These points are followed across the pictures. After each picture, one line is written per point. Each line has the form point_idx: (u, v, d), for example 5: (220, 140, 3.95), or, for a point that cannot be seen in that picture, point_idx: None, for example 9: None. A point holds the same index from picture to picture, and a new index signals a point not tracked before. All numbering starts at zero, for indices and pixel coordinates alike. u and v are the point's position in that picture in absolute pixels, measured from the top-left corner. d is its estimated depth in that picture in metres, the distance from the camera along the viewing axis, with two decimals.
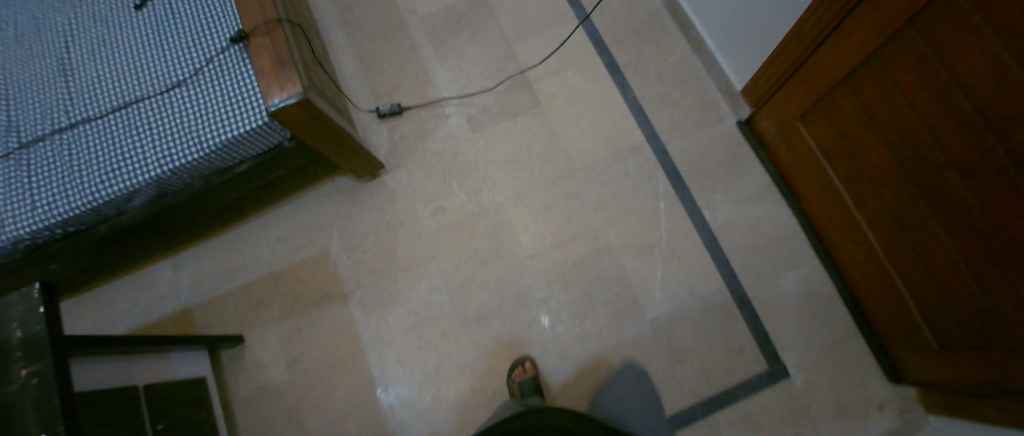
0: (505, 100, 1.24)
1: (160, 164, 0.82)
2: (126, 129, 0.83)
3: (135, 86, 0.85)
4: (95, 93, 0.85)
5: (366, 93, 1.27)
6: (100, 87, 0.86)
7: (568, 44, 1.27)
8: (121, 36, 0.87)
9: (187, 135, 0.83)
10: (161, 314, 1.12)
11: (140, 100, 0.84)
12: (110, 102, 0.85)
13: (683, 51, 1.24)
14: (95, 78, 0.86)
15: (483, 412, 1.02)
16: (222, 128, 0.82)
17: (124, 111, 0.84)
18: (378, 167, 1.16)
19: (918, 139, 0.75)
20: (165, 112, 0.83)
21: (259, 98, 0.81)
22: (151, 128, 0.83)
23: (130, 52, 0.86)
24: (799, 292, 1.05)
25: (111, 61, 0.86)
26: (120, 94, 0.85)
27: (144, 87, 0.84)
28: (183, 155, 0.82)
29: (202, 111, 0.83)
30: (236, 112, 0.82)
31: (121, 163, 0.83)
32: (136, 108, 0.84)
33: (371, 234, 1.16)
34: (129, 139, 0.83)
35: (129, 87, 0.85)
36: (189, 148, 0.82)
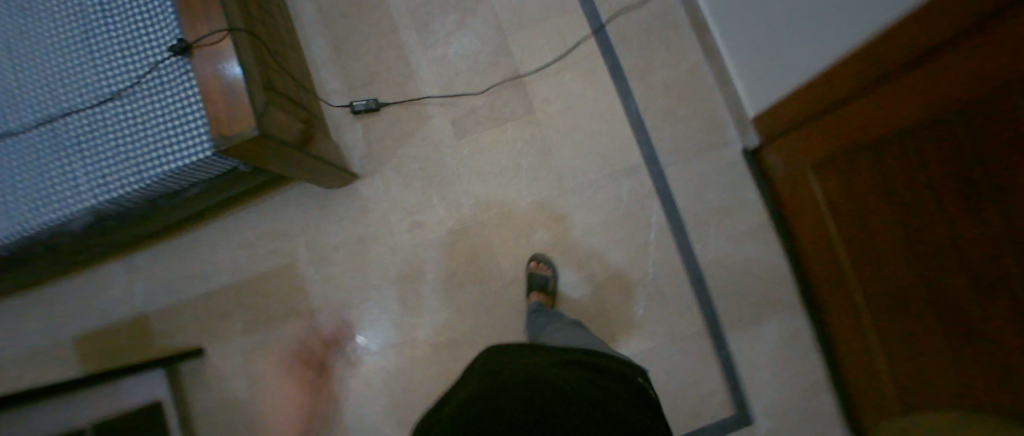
0: (495, 104, 1.11)
1: (94, 192, 0.72)
2: (52, 150, 0.71)
3: (56, 92, 0.71)
4: (12, 98, 0.72)
5: (339, 84, 1.12)
6: (16, 89, 0.72)
7: (570, 42, 1.13)
8: (36, 29, 0.72)
9: (125, 161, 0.71)
10: (113, 319, 1.05)
11: (64, 111, 0.71)
12: (29, 111, 0.71)
13: (696, 61, 1.10)
14: (11, 78, 0.72)
15: None
16: (163, 157, 0.70)
17: (46, 124, 0.71)
18: (350, 174, 1.06)
19: (928, 236, 0.67)
20: (95, 129, 0.71)
21: (203, 124, 0.69)
22: (79, 148, 0.71)
23: (47, 51, 0.71)
24: (779, 338, 1.04)
25: (26, 58, 0.72)
26: (40, 102, 0.71)
27: (66, 96, 0.70)
28: (120, 183, 0.71)
29: (140, 133, 0.70)
30: (178, 139, 0.69)
31: (49, 187, 0.72)
32: (59, 122, 0.71)
33: (342, 246, 1.07)
34: (56, 162, 0.71)
35: (49, 94, 0.71)
36: (128, 176, 0.71)
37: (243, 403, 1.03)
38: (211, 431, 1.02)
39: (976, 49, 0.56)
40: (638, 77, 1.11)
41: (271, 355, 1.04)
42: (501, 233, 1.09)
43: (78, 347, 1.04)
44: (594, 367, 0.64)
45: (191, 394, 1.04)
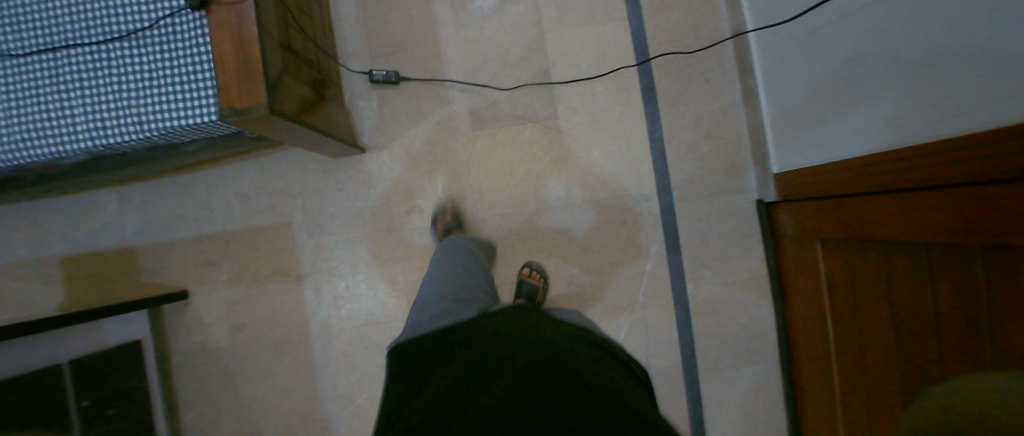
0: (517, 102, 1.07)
1: (89, 132, 0.68)
2: (49, 81, 0.67)
3: (57, 19, 0.66)
4: (10, 16, 0.67)
5: (360, 46, 1.05)
6: (17, 8, 0.67)
7: (609, 52, 1.07)
8: None
9: (125, 106, 0.68)
10: (102, 246, 1.05)
11: (65, 41, 0.66)
12: (28, 33, 0.67)
13: (733, 98, 1.06)
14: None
15: None
16: (166, 110, 0.67)
17: (45, 52, 0.67)
18: (359, 147, 1.03)
19: (920, 349, 0.65)
20: (96, 67, 0.67)
21: (211, 84, 0.65)
22: (78, 84, 0.67)
23: None
24: (749, 389, 1.06)
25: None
26: (38, 25, 0.66)
27: (69, 25, 0.66)
28: (116, 128, 0.68)
29: (143, 80, 0.67)
30: (184, 94, 0.66)
31: (43, 119, 0.68)
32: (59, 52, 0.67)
33: (339, 217, 1.06)
34: (53, 94, 0.68)
35: (50, 19, 0.66)
36: (126, 122, 0.68)
37: (220, 351, 1.05)
38: (186, 371, 1.05)
39: (990, 181, 0.56)
40: (670, 103, 1.06)
41: (251, 312, 1.05)
42: (500, 234, 1.08)
43: (66, 266, 1.05)
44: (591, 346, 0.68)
45: (169, 333, 1.05)
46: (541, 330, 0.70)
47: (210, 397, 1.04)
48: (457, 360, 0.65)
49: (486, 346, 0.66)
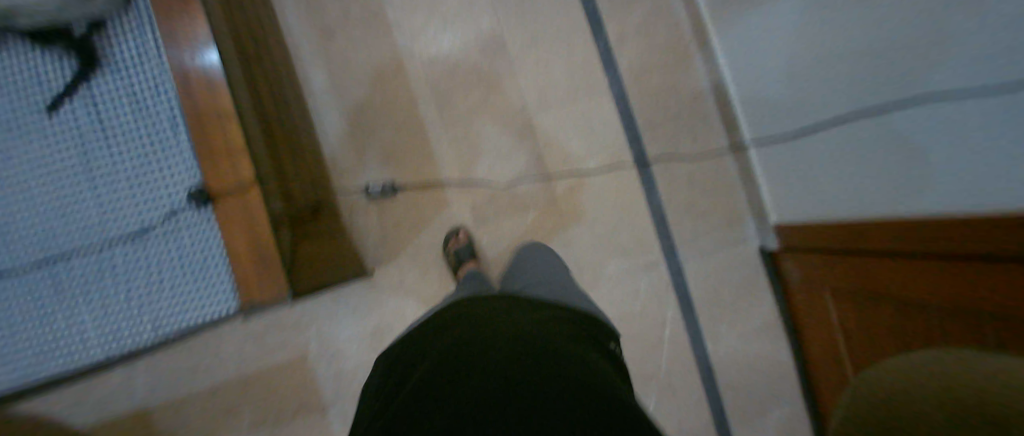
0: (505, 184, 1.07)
1: (101, 342, 0.66)
2: (46, 304, 0.65)
3: (57, 233, 0.65)
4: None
5: (350, 163, 1.02)
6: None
7: (597, 127, 1.09)
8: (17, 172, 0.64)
9: (145, 305, 0.67)
10: (110, 413, 0.99)
11: (66, 254, 0.65)
12: (21, 252, 0.64)
13: (721, 154, 1.10)
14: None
15: None
16: (185, 302, 0.67)
17: (44, 269, 0.65)
18: (369, 272, 0.99)
19: None
20: (105, 273, 0.66)
21: (225, 272, 0.65)
22: (83, 294, 0.66)
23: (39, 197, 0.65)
24: (779, 431, 1.10)
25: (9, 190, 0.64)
26: (35, 242, 0.65)
27: (69, 238, 0.65)
28: (132, 331, 0.67)
29: (157, 277, 0.67)
30: (201, 292, 0.66)
31: (49, 339, 0.65)
32: (61, 266, 0.65)
33: (355, 339, 1.04)
34: (52, 317, 0.65)
35: (48, 234, 0.65)
36: (145, 320, 0.67)
37: None
38: None
39: (997, 260, 0.61)
40: (662, 168, 1.09)
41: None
42: None
43: None
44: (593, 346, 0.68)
45: None
46: (530, 317, 0.70)
47: None
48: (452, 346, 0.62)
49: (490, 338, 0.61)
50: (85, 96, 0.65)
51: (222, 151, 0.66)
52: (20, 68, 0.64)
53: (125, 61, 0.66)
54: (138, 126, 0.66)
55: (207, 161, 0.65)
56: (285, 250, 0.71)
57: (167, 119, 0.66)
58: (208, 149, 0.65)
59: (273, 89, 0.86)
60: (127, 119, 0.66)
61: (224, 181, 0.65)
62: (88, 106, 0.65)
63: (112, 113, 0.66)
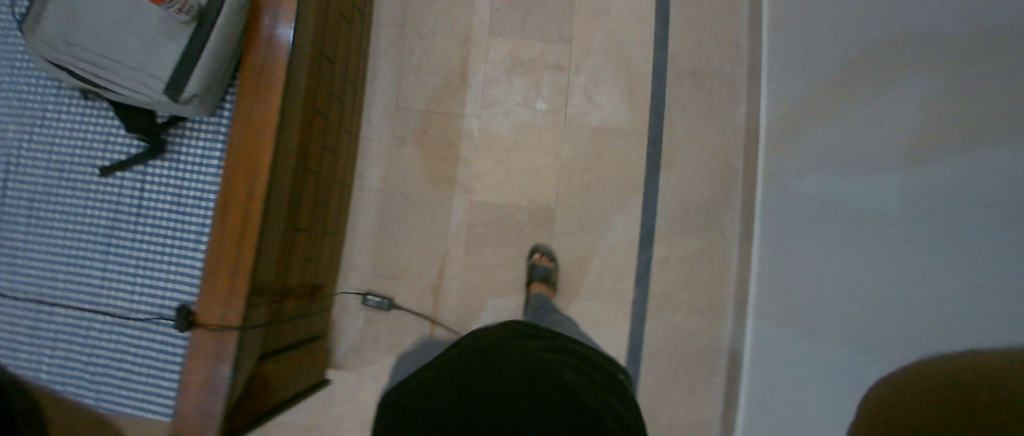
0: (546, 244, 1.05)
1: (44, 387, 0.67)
2: (14, 333, 0.66)
3: (49, 277, 0.66)
4: (5, 271, 0.66)
5: (365, 264, 1.05)
6: (15, 263, 0.66)
7: (605, 334, 1.05)
8: (48, 208, 0.66)
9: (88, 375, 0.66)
10: None
11: (52, 300, 0.66)
12: (21, 290, 0.66)
13: (713, 422, 1.02)
14: (10, 248, 0.66)
15: None
16: (129, 402, 0.65)
17: (30, 314, 0.66)
18: (323, 382, 0.98)
19: None
20: (72, 341, 0.65)
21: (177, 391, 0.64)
22: (48, 351, 0.66)
23: (51, 236, 0.66)
24: None
25: (37, 232, 0.65)
26: (33, 284, 0.66)
27: (62, 294, 0.65)
28: (69, 392, 0.66)
29: (116, 365, 0.65)
30: (141, 391, 0.65)
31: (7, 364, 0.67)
32: (44, 318, 0.65)
33: (282, 427, 1.00)
34: (13, 345, 0.66)
35: (46, 284, 0.66)
36: (86, 389, 0.66)
37: None
38: None
39: None
40: (649, 406, 1.03)
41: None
42: None
43: None
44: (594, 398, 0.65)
45: None
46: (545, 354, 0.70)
47: None
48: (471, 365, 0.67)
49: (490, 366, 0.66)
50: (141, 173, 0.67)
51: (225, 282, 0.64)
52: (98, 129, 0.66)
53: (189, 156, 0.67)
54: (170, 220, 0.66)
55: (207, 286, 0.64)
56: (240, 383, 0.68)
57: (199, 225, 0.66)
58: (214, 276, 0.64)
59: (322, 195, 0.89)
60: (160, 205, 0.66)
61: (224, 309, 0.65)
62: (139, 183, 0.67)
63: (154, 198, 0.66)
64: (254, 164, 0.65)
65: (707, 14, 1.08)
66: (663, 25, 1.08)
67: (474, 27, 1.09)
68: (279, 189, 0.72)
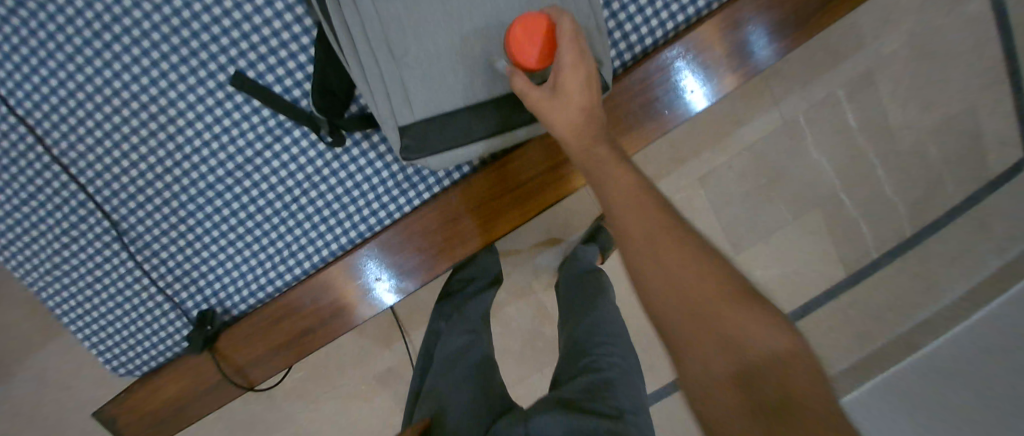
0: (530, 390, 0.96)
1: None
2: None
3: (85, 133, 0.45)
4: (11, 72, 0.43)
5: None
6: (34, 78, 0.43)
7: None
8: (147, 62, 0.43)
9: (47, 266, 0.49)
10: None
11: (66, 158, 0.46)
12: (28, 113, 0.44)
13: None
14: (40, 57, 0.43)
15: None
16: (78, 330, 0.51)
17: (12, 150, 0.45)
18: None
19: None
20: (55, 223, 0.47)
21: (145, 368, 0.52)
22: (8, 206, 0.47)
23: (127, 96, 0.44)
24: None
25: (111, 76, 0.44)
26: (55, 120, 0.45)
27: (81, 170, 0.46)
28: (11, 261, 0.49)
29: (89, 287, 0.49)
30: (108, 332, 0.51)
31: None
32: (30, 171, 0.46)
33: None
34: None
35: (65, 139, 0.45)
36: (37, 274, 0.49)
37: None
38: None
39: None
40: None
41: None
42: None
43: None
44: None
45: None
46: None
47: None
48: None
49: None
50: (280, 134, 0.45)
51: (279, 339, 0.50)
52: (276, 40, 0.43)
53: (351, 172, 0.46)
54: (269, 214, 0.47)
55: (257, 327, 0.49)
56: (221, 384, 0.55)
57: (298, 248, 0.49)
58: (274, 322, 0.49)
59: None
60: (279, 185, 0.46)
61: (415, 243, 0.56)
62: (269, 140, 0.45)
63: (272, 176, 0.46)
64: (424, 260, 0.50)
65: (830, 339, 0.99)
66: (798, 315, 0.98)
67: (697, 157, 0.88)
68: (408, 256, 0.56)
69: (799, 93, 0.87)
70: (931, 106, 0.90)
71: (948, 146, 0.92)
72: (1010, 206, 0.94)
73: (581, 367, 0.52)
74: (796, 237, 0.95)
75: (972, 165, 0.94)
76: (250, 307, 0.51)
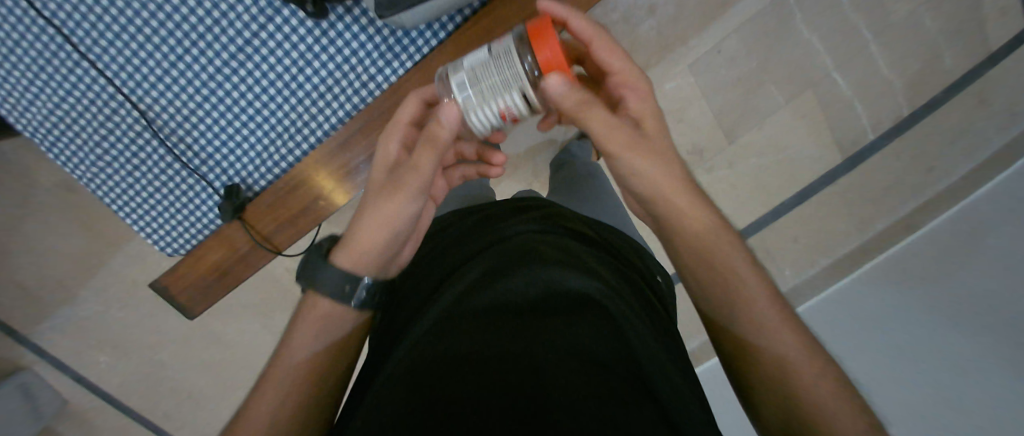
0: None
1: (38, 129, 0.60)
2: (31, 55, 0.56)
3: (109, 34, 0.55)
4: None
5: None
6: None
7: None
8: None
9: (98, 158, 0.61)
10: None
11: (97, 59, 0.56)
12: (59, 21, 0.54)
13: None
14: None
15: (105, 352, 1.10)
16: (129, 214, 0.63)
17: (54, 56, 0.56)
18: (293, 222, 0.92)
19: None
20: (99, 117, 0.59)
21: (189, 244, 0.65)
22: (57, 105, 0.58)
23: None
24: None
25: None
26: (84, 24, 0.54)
27: (113, 70, 0.56)
28: (69, 156, 0.61)
29: (139, 170, 0.61)
30: (154, 211, 0.63)
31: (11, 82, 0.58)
32: (72, 74, 0.57)
33: None
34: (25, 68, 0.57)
35: (94, 41, 0.55)
36: (90, 166, 0.61)
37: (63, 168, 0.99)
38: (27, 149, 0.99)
39: None
40: None
41: (79, 198, 1.01)
42: None
43: None
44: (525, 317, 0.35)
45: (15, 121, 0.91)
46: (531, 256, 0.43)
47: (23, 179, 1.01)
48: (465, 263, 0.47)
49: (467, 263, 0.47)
50: (272, 15, 0.54)
51: (295, 207, 0.62)
52: None
53: (338, 45, 0.56)
54: (276, 88, 0.58)
55: (275, 196, 0.62)
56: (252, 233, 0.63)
57: (305, 119, 0.60)
58: (288, 192, 0.62)
59: None
60: (278, 62, 0.56)
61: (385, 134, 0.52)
62: (264, 20, 0.54)
63: (271, 56, 0.56)
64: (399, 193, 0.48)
65: (830, 224, 0.99)
66: (798, 200, 0.99)
67: (685, 44, 0.91)
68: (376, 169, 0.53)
69: None
70: None
71: (949, 14, 0.89)
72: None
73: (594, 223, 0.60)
74: (792, 121, 0.95)
75: (982, 35, 0.90)
76: (268, 183, 0.63)
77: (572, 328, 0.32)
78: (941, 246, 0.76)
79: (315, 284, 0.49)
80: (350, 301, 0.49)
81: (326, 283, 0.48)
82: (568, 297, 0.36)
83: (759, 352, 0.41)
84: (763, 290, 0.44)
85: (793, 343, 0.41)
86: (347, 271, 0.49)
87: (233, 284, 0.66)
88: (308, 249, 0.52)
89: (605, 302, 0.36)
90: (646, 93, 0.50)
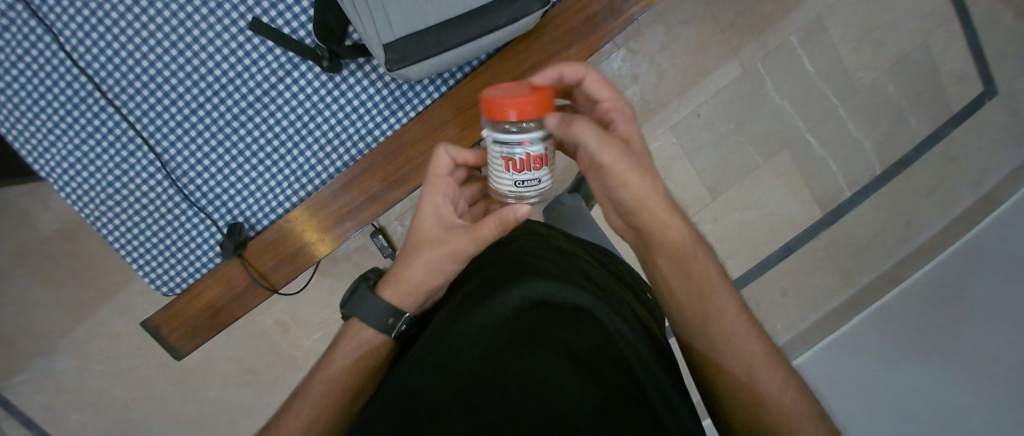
0: None
1: (53, 169, 0.63)
2: (60, 101, 0.61)
3: (138, 84, 0.60)
4: (84, 44, 0.59)
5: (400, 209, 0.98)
6: (103, 44, 0.59)
7: None
8: (186, 21, 0.58)
9: (107, 197, 0.63)
10: None
11: (123, 107, 0.61)
12: (95, 72, 0.60)
13: None
14: (108, 27, 0.58)
15: (74, 408, 1.04)
16: (130, 253, 0.64)
17: (84, 103, 0.61)
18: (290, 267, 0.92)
19: None
20: (114, 159, 0.62)
21: (185, 283, 0.66)
22: (78, 147, 0.62)
23: (172, 50, 0.59)
24: None
25: (161, 35, 0.59)
26: (117, 75, 0.60)
27: (136, 116, 0.61)
28: (78, 194, 0.63)
29: (147, 209, 0.63)
30: (155, 250, 0.64)
31: (35, 126, 0.61)
32: (97, 119, 0.61)
33: None
34: (52, 113, 0.61)
35: (123, 91, 0.60)
36: (98, 206, 0.63)
37: (68, 216, 1.01)
38: (37, 197, 1.01)
39: None
40: None
41: (79, 246, 1.02)
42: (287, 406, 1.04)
43: None
44: (534, 347, 0.35)
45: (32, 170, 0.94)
46: (539, 267, 0.43)
47: (25, 226, 1.02)
48: (474, 278, 0.47)
49: (477, 278, 0.47)
50: (290, 69, 0.60)
51: (293, 246, 0.64)
52: None
53: (348, 97, 0.62)
54: (286, 133, 0.62)
55: (276, 235, 0.64)
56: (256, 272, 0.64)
57: (309, 162, 0.64)
58: (289, 232, 0.64)
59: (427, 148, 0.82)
60: (291, 110, 0.61)
61: (431, 188, 0.50)
62: (281, 74, 0.60)
63: (285, 105, 0.61)
64: (454, 250, 0.46)
65: (815, 277, 1.01)
66: (785, 252, 1.01)
67: (668, 107, 0.99)
68: (423, 218, 0.49)
69: (756, 45, 0.97)
70: (882, 51, 0.98)
71: (906, 86, 0.99)
72: (978, 138, 0.97)
73: (595, 248, 0.60)
74: (771, 179, 1.01)
75: (938, 104, 0.99)
76: (270, 222, 0.66)
77: (566, 342, 0.35)
78: (927, 294, 0.78)
79: (360, 314, 0.51)
80: (389, 332, 0.50)
81: (371, 315, 0.50)
82: (559, 305, 0.38)
83: (753, 392, 0.42)
84: (744, 321, 0.45)
85: (763, 359, 0.43)
86: (392, 304, 0.50)
87: (223, 324, 0.65)
88: (355, 282, 0.53)
89: (597, 311, 0.39)
90: (630, 117, 0.51)
